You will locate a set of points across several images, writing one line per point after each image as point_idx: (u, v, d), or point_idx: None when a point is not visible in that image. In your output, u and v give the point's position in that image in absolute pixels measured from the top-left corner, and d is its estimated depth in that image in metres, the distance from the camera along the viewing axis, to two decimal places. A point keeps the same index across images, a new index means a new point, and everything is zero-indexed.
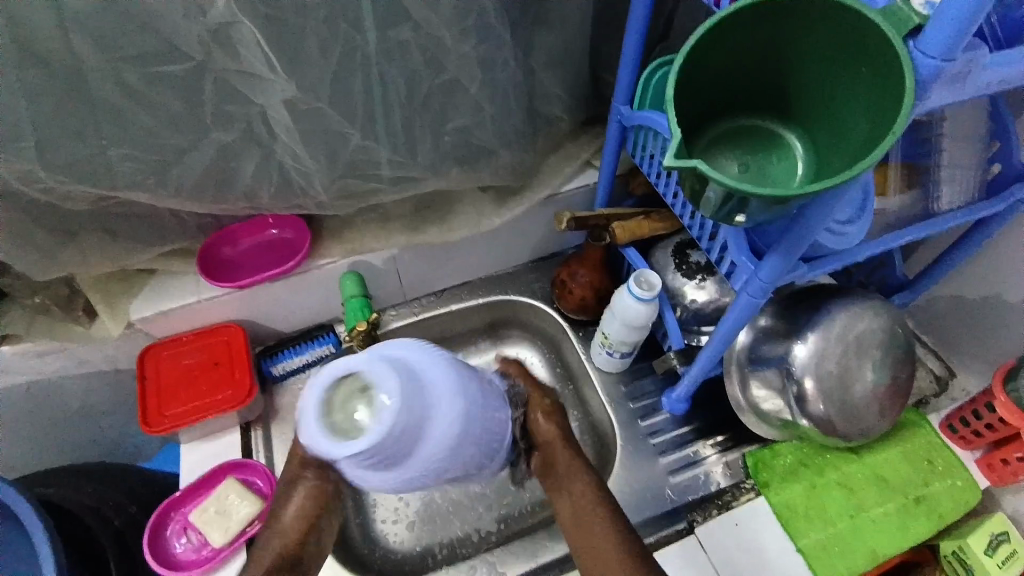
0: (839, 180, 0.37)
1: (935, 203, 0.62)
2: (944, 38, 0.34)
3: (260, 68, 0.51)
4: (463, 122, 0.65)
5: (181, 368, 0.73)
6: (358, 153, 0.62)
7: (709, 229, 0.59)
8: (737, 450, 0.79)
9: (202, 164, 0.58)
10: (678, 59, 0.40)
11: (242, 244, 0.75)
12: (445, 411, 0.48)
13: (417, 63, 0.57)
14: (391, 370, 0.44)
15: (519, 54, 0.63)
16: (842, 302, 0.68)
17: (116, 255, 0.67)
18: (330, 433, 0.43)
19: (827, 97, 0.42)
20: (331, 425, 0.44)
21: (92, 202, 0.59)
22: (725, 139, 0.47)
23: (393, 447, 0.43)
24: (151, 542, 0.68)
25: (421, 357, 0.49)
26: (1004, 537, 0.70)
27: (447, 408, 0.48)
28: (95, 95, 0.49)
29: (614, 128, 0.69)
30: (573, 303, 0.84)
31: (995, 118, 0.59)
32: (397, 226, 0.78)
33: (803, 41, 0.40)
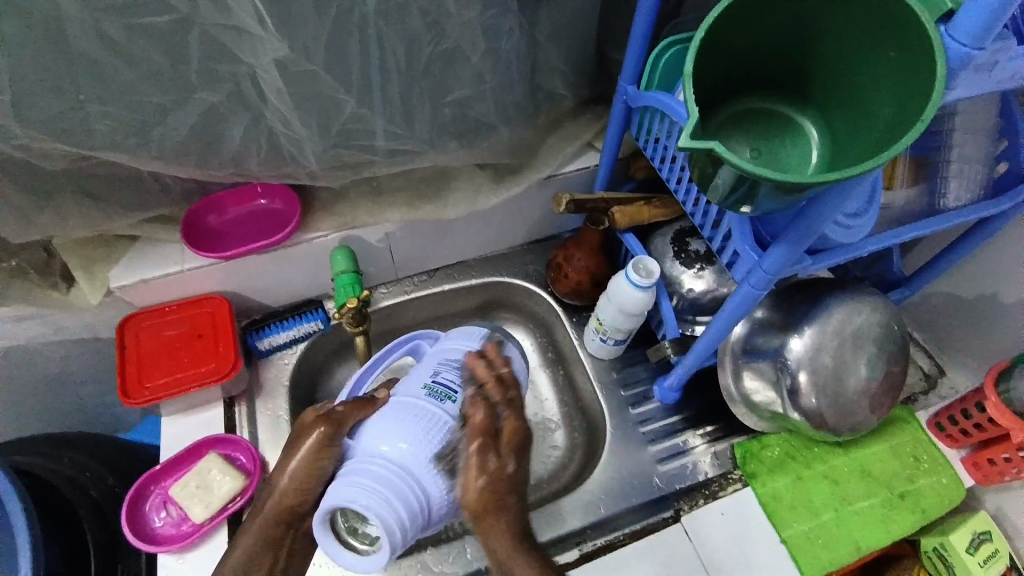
0: (858, 169, 0.35)
1: (941, 200, 0.60)
2: (979, 22, 0.32)
3: (250, 23, 0.48)
4: (463, 94, 0.62)
5: (163, 339, 0.71)
6: (352, 122, 0.60)
7: (713, 217, 0.57)
8: (726, 440, 0.79)
9: (187, 126, 0.55)
10: (699, 33, 0.38)
11: (228, 214, 0.73)
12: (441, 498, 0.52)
13: (417, 27, 0.54)
14: (378, 505, 0.47)
15: (524, 23, 0.60)
16: (841, 296, 0.68)
17: (94, 219, 0.64)
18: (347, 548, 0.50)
19: (848, 83, 0.40)
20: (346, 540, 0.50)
21: (68, 161, 0.56)
22: (738, 123, 0.45)
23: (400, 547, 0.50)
24: (129, 515, 0.66)
25: (408, 457, 0.51)
26: (986, 535, 0.71)
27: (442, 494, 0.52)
28: (71, 45, 0.46)
29: (619, 108, 0.67)
30: (568, 287, 0.82)
31: (1005, 115, 0.58)
32: (390, 200, 0.76)
33: (829, 20, 0.38)
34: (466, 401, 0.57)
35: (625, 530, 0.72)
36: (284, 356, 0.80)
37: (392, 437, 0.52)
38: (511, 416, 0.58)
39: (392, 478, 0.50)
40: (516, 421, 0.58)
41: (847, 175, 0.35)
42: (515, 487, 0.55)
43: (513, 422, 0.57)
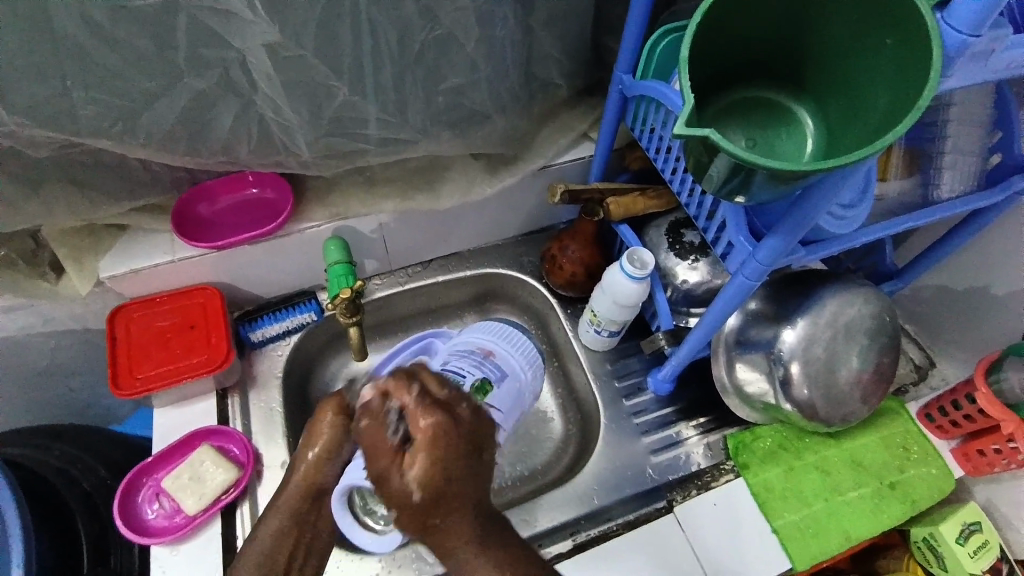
0: (853, 158, 0.35)
1: (935, 190, 0.61)
2: (976, 9, 0.32)
3: (238, 7, 0.47)
4: (456, 82, 0.62)
5: (153, 330, 0.70)
6: (344, 110, 0.59)
7: (708, 208, 0.57)
8: (719, 431, 0.79)
9: (175, 113, 0.54)
10: (694, 20, 0.38)
11: (220, 203, 0.72)
12: None
13: (410, 13, 0.53)
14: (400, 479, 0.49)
15: (519, 11, 0.60)
16: (834, 288, 0.68)
17: (83, 207, 0.63)
18: None
19: (844, 72, 0.40)
20: None
21: (54, 148, 0.55)
22: (733, 112, 0.45)
23: None
24: (121, 507, 0.66)
25: None
26: (976, 526, 0.71)
27: None
28: (55, 28, 0.45)
29: (614, 98, 0.67)
30: (562, 278, 0.82)
31: (1000, 105, 0.57)
32: (384, 190, 0.75)
33: (827, 8, 0.38)
34: (370, 418, 0.49)
35: (618, 520, 0.73)
36: (277, 347, 0.79)
37: None
38: (418, 427, 0.47)
39: None
40: (427, 428, 0.47)
41: (842, 164, 0.35)
42: (443, 505, 0.47)
43: (422, 428, 0.47)
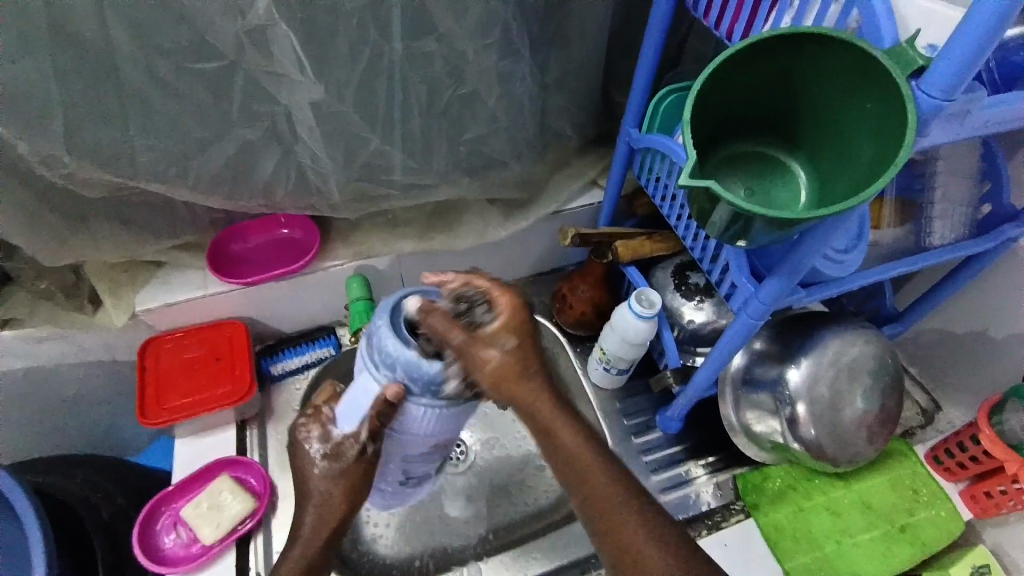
0: (845, 205, 0.39)
1: (926, 237, 0.64)
2: (946, 79, 0.35)
3: (290, 68, 0.53)
4: (478, 132, 0.67)
5: (181, 361, 0.73)
6: (374, 157, 0.64)
7: (712, 251, 0.61)
8: (727, 471, 0.80)
9: (222, 157, 0.59)
10: (695, 85, 0.42)
11: (251, 241, 0.76)
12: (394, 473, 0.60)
13: (438, 73, 0.59)
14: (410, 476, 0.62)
15: (536, 71, 0.66)
16: (836, 329, 0.70)
17: (128, 243, 0.67)
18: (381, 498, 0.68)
19: (833, 129, 0.44)
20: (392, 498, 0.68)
21: (108, 189, 0.60)
22: (731, 163, 0.49)
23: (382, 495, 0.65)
24: (139, 535, 0.67)
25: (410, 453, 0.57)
26: (987, 568, 0.71)
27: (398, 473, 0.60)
28: (126, 83, 0.50)
29: (622, 149, 0.72)
30: (573, 317, 0.85)
31: (988, 159, 0.62)
32: (403, 232, 0.80)
33: (813, 76, 0.42)
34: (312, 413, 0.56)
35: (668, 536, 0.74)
36: (295, 381, 0.82)
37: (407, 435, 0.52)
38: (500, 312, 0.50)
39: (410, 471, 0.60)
40: (494, 335, 0.49)
41: (834, 211, 0.39)
42: (519, 393, 0.50)
43: (506, 341, 0.49)
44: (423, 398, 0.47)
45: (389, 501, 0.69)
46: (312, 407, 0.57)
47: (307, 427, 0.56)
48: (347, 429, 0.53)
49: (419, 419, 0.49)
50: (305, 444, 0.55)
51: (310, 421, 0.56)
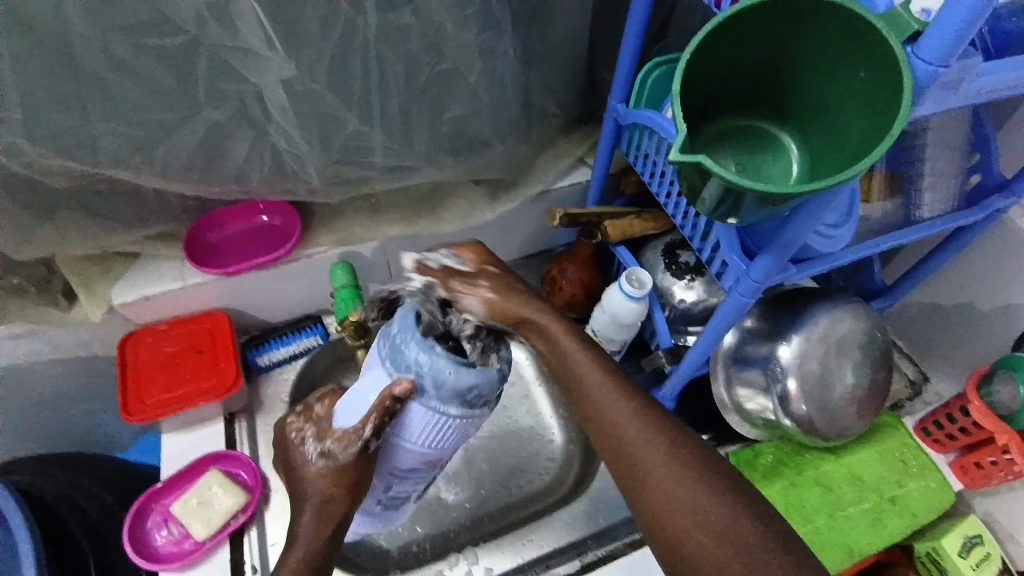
0: (836, 179, 0.38)
1: (916, 211, 0.63)
2: (943, 44, 0.34)
3: (257, 45, 0.50)
4: (460, 111, 0.65)
5: (161, 354, 0.71)
6: (353, 139, 0.62)
7: (701, 229, 0.60)
8: (720, 449, 0.80)
9: (192, 142, 0.56)
10: (683, 57, 0.41)
11: (228, 230, 0.74)
12: (388, 483, 0.60)
13: (416, 49, 0.57)
14: (402, 489, 0.61)
15: (518, 45, 0.63)
16: (827, 304, 0.70)
17: (98, 234, 0.65)
18: (364, 515, 0.66)
19: (823, 99, 0.42)
20: (376, 514, 0.67)
21: (73, 179, 0.57)
22: (720, 138, 0.47)
23: (369, 510, 0.64)
24: (130, 534, 0.66)
25: (405, 461, 0.56)
26: (977, 539, 0.73)
27: (390, 484, 0.60)
28: (83, 64, 0.48)
29: (609, 126, 0.70)
30: (562, 300, 0.84)
31: (975, 129, 0.62)
32: (386, 216, 0.78)
33: (804, 45, 0.41)
34: (302, 419, 0.56)
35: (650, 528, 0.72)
36: (283, 371, 0.81)
37: (408, 433, 0.52)
38: (483, 274, 0.58)
39: (402, 479, 0.60)
40: (474, 278, 0.57)
41: (826, 185, 0.38)
42: (511, 318, 0.56)
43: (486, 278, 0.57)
44: (432, 398, 0.49)
45: (370, 517, 0.66)
46: (302, 408, 0.57)
47: (300, 428, 0.56)
48: (343, 427, 0.54)
49: (423, 425, 0.51)
50: (298, 446, 0.55)
51: (303, 424, 0.56)
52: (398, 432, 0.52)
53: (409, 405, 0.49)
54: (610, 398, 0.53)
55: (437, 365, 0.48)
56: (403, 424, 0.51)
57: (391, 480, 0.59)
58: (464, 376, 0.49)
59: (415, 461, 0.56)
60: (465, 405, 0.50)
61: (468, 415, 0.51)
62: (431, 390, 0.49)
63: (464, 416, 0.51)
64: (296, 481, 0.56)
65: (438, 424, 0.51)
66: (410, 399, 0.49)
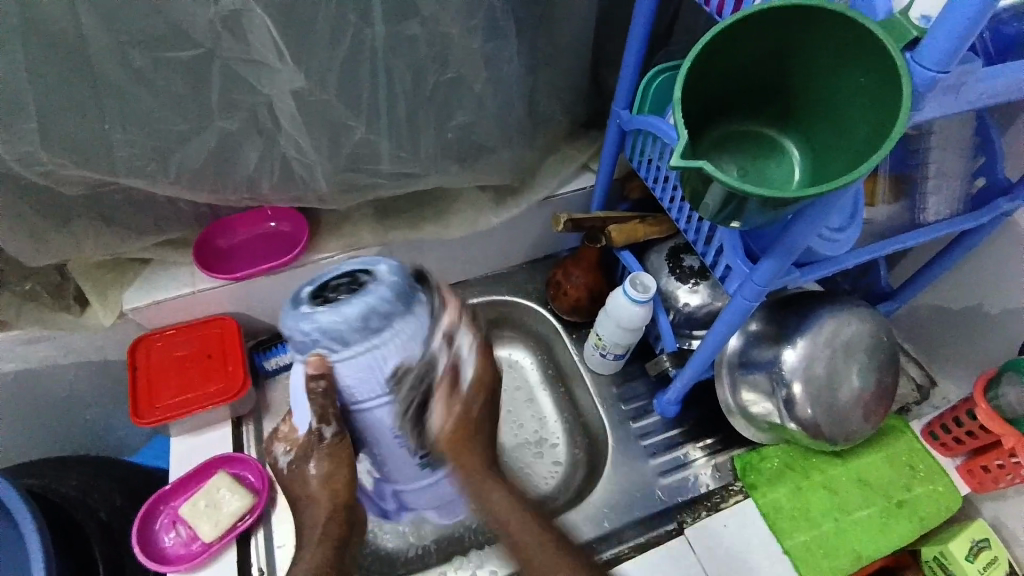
0: (837, 184, 0.38)
1: (921, 214, 0.63)
2: (943, 50, 0.35)
3: (268, 56, 0.51)
4: (466, 118, 0.65)
5: (172, 358, 0.72)
6: (361, 146, 0.63)
7: (705, 233, 0.60)
8: (725, 453, 0.80)
9: (204, 151, 0.57)
10: (685, 64, 0.41)
11: (239, 235, 0.75)
12: (386, 449, 0.61)
13: (423, 58, 0.58)
14: (399, 452, 0.61)
15: (523, 54, 0.64)
16: (832, 307, 0.70)
17: (111, 241, 0.66)
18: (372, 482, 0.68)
19: (824, 105, 0.43)
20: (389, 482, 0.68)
21: (88, 188, 0.58)
22: (724, 142, 0.48)
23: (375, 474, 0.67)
24: (139, 535, 0.66)
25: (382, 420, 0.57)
26: (985, 542, 0.72)
27: (387, 449, 0.61)
28: (100, 76, 0.49)
29: (613, 132, 0.71)
30: (568, 304, 0.85)
31: (980, 132, 0.62)
32: (393, 222, 0.79)
33: (805, 52, 0.42)
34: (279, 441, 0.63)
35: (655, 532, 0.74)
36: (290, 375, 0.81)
37: (358, 390, 0.53)
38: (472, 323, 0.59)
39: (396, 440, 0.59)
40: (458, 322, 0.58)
41: (827, 189, 0.38)
42: (473, 434, 0.65)
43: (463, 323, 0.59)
44: (345, 351, 0.50)
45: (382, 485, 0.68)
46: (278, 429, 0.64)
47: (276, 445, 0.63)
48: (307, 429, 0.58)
49: (363, 373, 0.52)
50: (287, 462, 0.62)
51: (281, 438, 0.63)
52: (351, 397, 0.54)
53: (333, 369, 0.51)
54: (506, 503, 0.67)
55: (320, 323, 0.49)
56: (347, 390, 0.53)
57: (389, 443, 0.60)
58: (347, 312, 0.49)
59: (393, 416, 0.56)
60: (369, 331, 0.50)
61: (384, 336, 0.50)
62: (336, 346, 0.50)
63: (381, 340, 0.50)
64: (297, 492, 0.61)
65: (378, 363, 0.51)
66: (330, 367, 0.51)
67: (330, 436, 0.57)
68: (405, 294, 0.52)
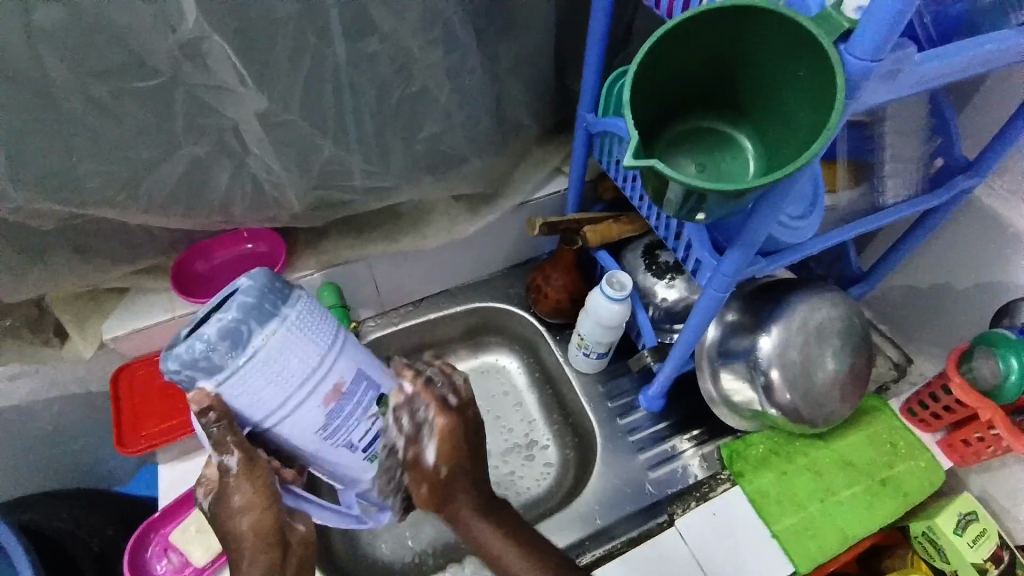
0: (784, 172, 0.40)
1: (880, 197, 0.65)
2: (873, 40, 0.36)
3: (230, 81, 0.52)
4: (434, 130, 0.66)
5: (156, 386, 0.73)
6: (331, 163, 0.63)
7: (674, 229, 0.61)
8: (713, 442, 0.81)
9: (174, 177, 0.58)
10: (632, 67, 0.43)
11: (216, 259, 0.75)
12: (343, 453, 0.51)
13: (386, 74, 0.59)
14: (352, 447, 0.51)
15: (485, 64, 0.65)
16: (804, 293, 0.71)
17: (87, 272, 0.66)
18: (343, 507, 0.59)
19: (770, 99, 0.45)
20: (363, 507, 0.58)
21: (60, 220, 0.58)
22: (681, 140, 0.49)
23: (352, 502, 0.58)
24: (131, 565, 0.66)
25: (312, 420, 0.47)
26: (972, 515, 0.74)
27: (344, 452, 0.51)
28: (64, 110, 0.49)
29: (580, 135, 0.72)
30: (549, 305, 0.86)
31: (937, 115, 0.65)
32: (371, 235, 0.79)
33: (747, 49, 0.43)
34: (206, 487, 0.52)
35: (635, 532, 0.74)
36: None
37: (258, 401, 0.45)
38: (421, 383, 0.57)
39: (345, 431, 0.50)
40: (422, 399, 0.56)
41: (777, 177, 0.40)
42: (444, 478, 0.56)
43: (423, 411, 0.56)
44: (213, 362, 0.43)
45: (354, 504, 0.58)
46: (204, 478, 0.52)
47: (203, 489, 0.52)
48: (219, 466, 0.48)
49: (256, 392, 0.45)
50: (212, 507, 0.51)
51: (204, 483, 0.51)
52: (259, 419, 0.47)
53: (221, 398, 0.45)
54: (484, 529, 0.56)
55: (179, 356, 0.43)
56: (256, 416, 0.46)
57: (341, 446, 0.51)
58: (205, 334, 0.43)
59: (317, 411, 0.47)
60: (231, 343, 0.43)
61: (255, 345, 0.43)
62: (207, 375, 0.43)
63: (257, 349, 0.43)
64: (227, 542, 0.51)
65: (256, 367, 0.43)
66: (220, 396, 0.45)
67: (235, 466, 0.48)
68: (269, 294, 0.44)
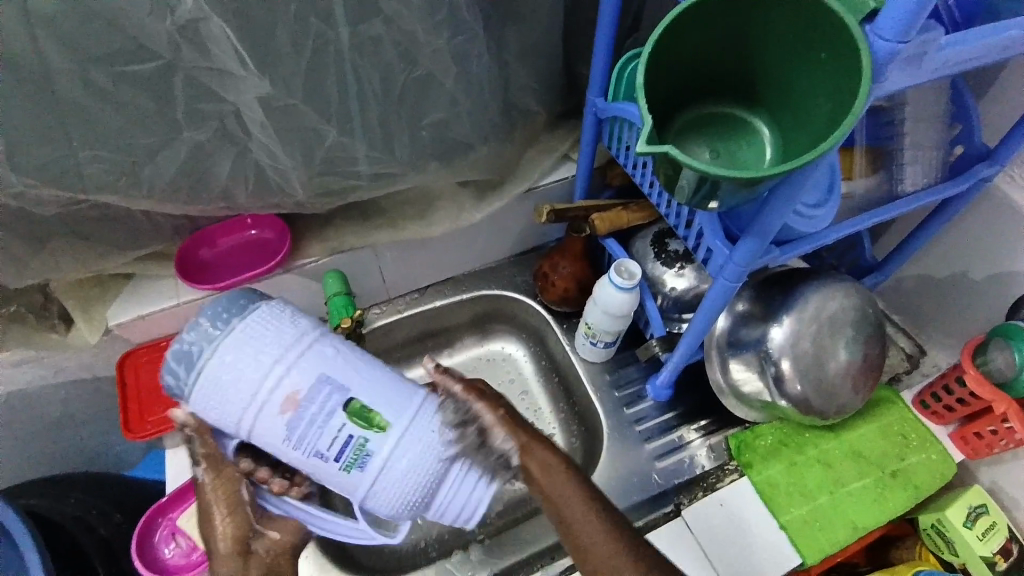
0: (803, 161, 0.38)
1: (898, 184, 0.64)
2: (899, 19, 0.34)
3: (230, 64, 0.51)
4: (438, 116, 0.65)
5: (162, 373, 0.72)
6: (335, 150, 0.62)
7: (685, 217, 0.60)
8: (720, 433, 0.80)
9: (175, 164, 0.57)
10: (646, 48, 0.41)
11: (220, 246, 0.75)
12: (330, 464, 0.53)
13: (390, 58, 0.57)
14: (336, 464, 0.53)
15: (491, 47, 0.64)
16: (816, 283, 0.70)
17: (90, 259, 0.66)
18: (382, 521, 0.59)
19: (789, 82, 0.43)
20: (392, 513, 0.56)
21: (62, 206, 0.58)
22: (694, 126, 0.48)
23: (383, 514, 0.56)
24: (140, 550, 0.67)
25: (284, 431, 0.51)
26: (983, 508, 0.73)
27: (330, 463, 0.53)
28: (62, 95, 0.48)
29: (589, 120, 0.70)
30: (555, 295, 0.85)
31: (957, 100, 0.62)
32: (376, 223, 0.78)
33: (765, 29, 0.41)
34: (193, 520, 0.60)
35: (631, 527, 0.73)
36: None
37: (221, 412, 0.52)
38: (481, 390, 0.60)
39: (318, 438, 0.52)
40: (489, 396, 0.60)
41: (795, 166, 0.38)
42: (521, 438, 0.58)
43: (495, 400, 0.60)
44: (185, 384, 0.52)
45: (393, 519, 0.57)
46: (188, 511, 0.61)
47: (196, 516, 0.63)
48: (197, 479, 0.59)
49: (215, 405, 0.51)
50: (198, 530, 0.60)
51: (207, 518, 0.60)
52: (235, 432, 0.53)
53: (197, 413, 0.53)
54: (591, 524, 0.53)
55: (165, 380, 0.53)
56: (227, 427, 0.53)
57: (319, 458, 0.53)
58: (172, 364, 0.52)
59: (282, 422, 0.51)
60: (185, 365, 0.52)
61: (206, 360, 0.51)
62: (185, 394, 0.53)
63: (203, 366, 0.51)
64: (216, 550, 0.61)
65: (210, 381, 0.51)
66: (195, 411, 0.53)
67: (203, 476, 0.58)
68: (226, 312, 0.53)
